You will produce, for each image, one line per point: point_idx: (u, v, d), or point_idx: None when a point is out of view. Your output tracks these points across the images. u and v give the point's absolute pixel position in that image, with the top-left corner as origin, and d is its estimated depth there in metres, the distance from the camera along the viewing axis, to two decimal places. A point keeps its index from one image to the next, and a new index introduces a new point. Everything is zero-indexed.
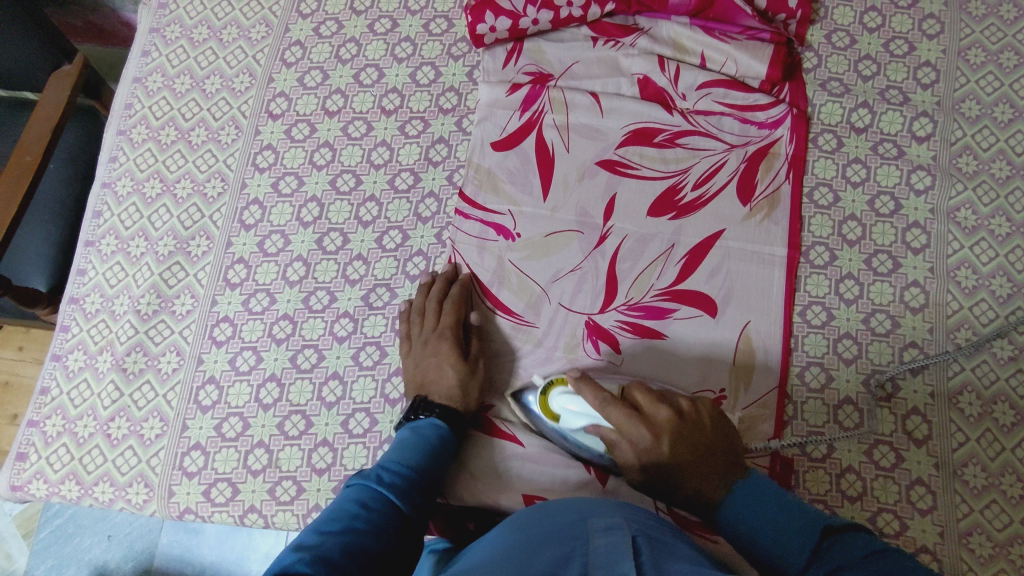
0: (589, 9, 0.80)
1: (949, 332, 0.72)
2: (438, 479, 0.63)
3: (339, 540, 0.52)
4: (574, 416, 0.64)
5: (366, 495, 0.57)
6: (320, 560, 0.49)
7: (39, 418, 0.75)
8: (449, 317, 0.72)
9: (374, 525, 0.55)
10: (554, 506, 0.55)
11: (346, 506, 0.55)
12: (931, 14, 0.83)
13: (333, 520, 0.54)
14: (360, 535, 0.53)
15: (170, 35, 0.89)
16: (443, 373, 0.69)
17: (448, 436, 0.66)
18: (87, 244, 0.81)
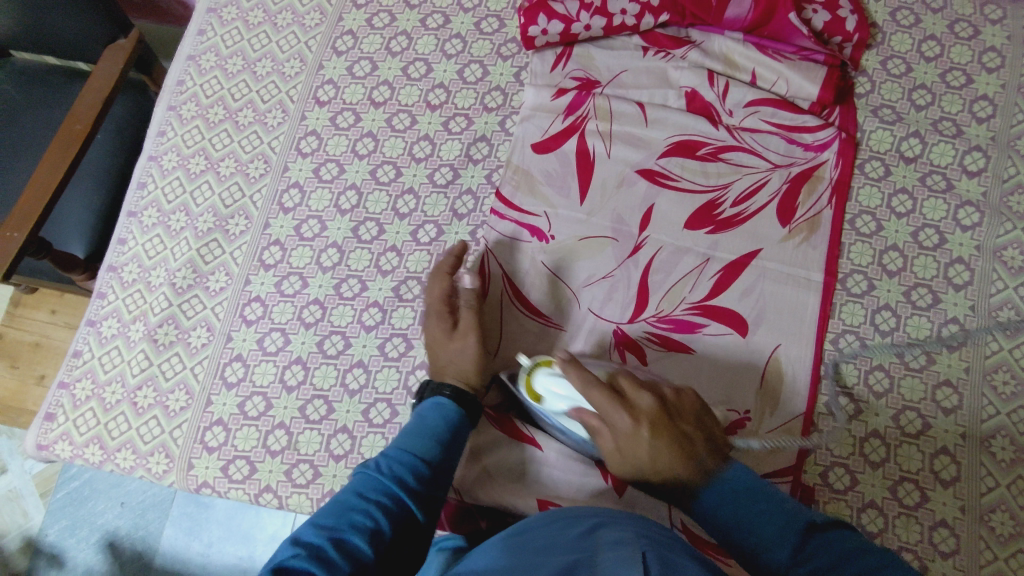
0: (642, 19, 0.80)
1: (987, 373, 0.70)
2: (449, 466, 0.64)
3: (335, 535, 0.53)
4: (555, 392, 0.65)
5: (369, 485, 0.59)
6: (315, 556, 0.51)
7: (70, 380, 0.77)
8: (445, 288, 0.73)
9: (375, 519, 0.56)
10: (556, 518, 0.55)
11: (348, 498, 0.57)
12: (992, 47, 0.81)
13: (335, 513, 0.56)
14: (359, 532, 0.54)
15: (226, 16, 0.91)
16: (439, 340, 0.70)
17: (461, 419, 0.66)
18: (130, 215, 0.83)
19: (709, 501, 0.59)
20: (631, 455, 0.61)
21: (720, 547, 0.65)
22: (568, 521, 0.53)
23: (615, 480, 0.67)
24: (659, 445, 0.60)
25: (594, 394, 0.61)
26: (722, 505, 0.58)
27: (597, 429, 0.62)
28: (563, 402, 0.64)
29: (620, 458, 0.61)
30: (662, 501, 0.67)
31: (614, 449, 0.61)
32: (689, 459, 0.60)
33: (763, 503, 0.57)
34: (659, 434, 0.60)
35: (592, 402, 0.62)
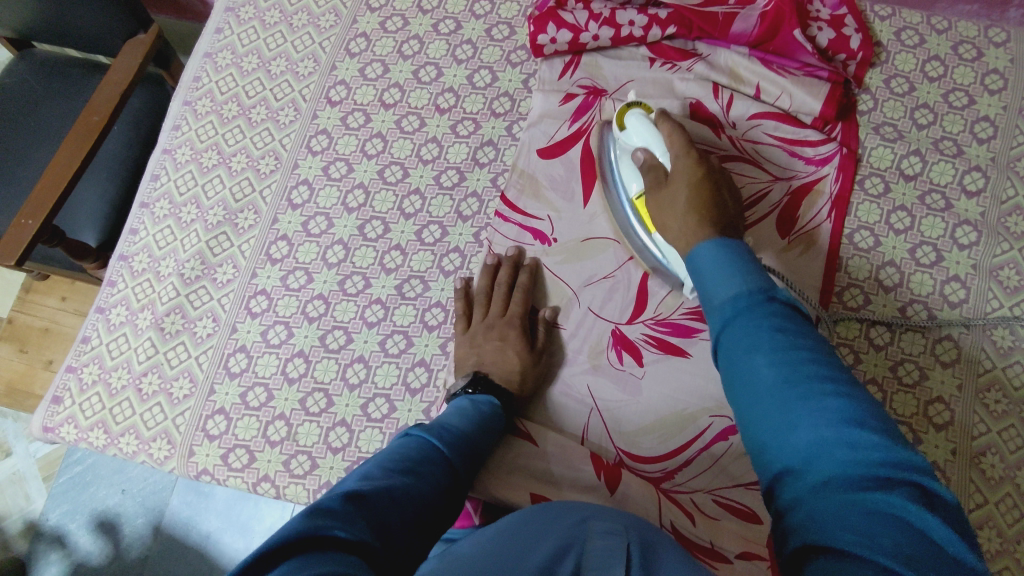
0: (650, 30, 0.82)
1: (979, 391, 0.71)
2: (486, 452, 0.63)
3: (403, 480, 0.51)
4: (634, 129, 0.72)
5: (425, 446, 0.57)
6: (384, 492, 0.49)
7: (77, 364, 0.79)
8: (518, 305, 0.74)
9: (431, 475, 0.54)
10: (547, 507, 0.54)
11: (409, 451, 0.56)
12: (995, 70, 0.82)
13: (395, 460, 0.54)
14: (420, 481, 0.53)
15: (244, 15, 0.93)
16: (503, 353, 0.71)
17: (502, 416, 0.67)
18: (142, 206, 0.85)
19: (699, 259, 0.53)
20: (665, 202, 0.65)
21: (708, 548, 0.66)
22: (560, 510, 0.53)
23: (608, 476, 0.69)
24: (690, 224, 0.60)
25: (674, 137, 0.68)
26: (702, 271, 0.53)
27: (667, 179, 0.67)
28: (641, 137, 0.71)
29: (678, 168, 0.66)
30: (652, 500, 0.68)
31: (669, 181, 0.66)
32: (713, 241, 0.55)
33: (736, 270, 0.51)
34: (696, 182, 0.63)
35: (666, 145, 0.69)
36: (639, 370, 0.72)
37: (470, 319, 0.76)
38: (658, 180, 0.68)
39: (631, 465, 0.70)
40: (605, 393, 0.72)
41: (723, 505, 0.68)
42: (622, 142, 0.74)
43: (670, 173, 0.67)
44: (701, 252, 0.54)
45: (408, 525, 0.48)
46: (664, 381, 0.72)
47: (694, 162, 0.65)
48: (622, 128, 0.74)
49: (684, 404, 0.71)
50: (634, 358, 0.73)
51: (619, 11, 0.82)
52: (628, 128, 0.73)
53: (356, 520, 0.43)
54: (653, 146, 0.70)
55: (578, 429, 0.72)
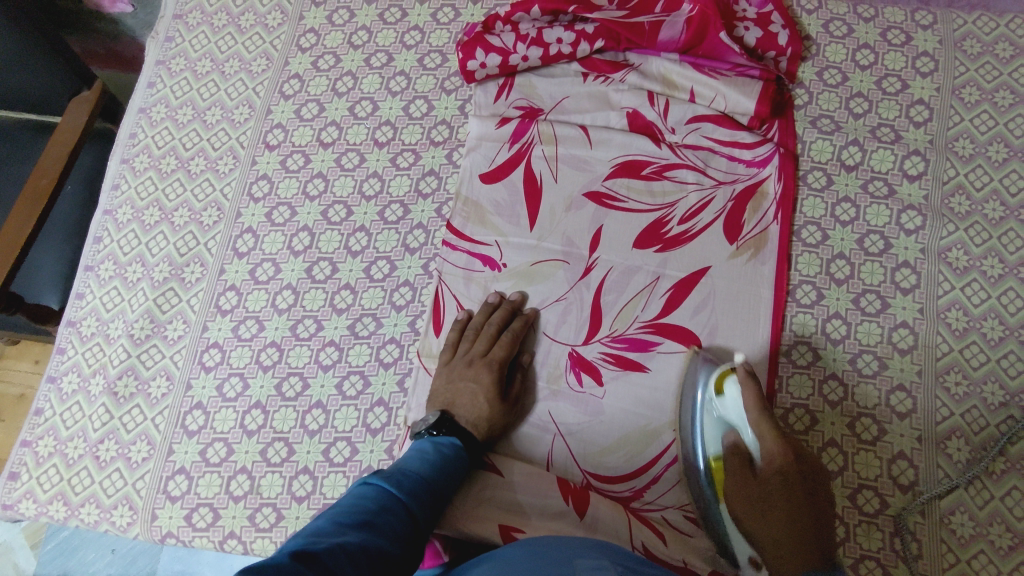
0: (578, 46, 0.81)
1: (938, 375, 0.71)
2: (446, 496, 0.62)
3: (355, 533, 0.51)
4: (732, 399, 0.67)
5: (383, 495, 0.56)
6: (337, 547, 0.48)
7: (32, 438, 0.77)
8: (501, 350, 0.72)
9: (388, 526, 0.54)
10: (528, 544, 0.55)
11: (364, 501, 0.55)
12: (925, 52, 0.83)
13: (348, 513, 0.53)
14: (376, 535, 0.52)
15: (175, 67, 0.92)
16: (476, 401, 0.70)
17: (466, 460, 0.66)
18: (86, 269, 0.84)
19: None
20: (755, 498, 0.63)
21: (682, 568, 0.65)
22: (538, 550, 0.54)
23: (575, 501, 0.67)
24: (784, 536, 0.60)
25: (763, 428, 0.64)
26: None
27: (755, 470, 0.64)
28: (737, 416, 0.67)
29: (768, 464, 0.63)
30: (622, 520, 0.66)
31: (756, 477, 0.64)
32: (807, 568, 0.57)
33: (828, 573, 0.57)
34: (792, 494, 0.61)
35: (754, 427, 0.65)
36: (599, 389, 0.72)
37: (456, 348, 0.74)
38: (744, 470, 0.64)
39: (598, 487, 0.70)
40: (567, 417, 0.72)
41: (694, 520, 0.68)
42: (714, 406, 0.68)
43: (761, 469, 0.64)
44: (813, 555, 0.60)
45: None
46: (625, 399, 0.71)
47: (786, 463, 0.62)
48: (720, 392, 0.68)
49: (647, 420, 0.71)
50: (593, 378, 0.72)
51: (546, 30, 0.82)
52: (726, 402, 0.67)
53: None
54: (743, 431, 0.66)
55: (542, 456, 0.71)
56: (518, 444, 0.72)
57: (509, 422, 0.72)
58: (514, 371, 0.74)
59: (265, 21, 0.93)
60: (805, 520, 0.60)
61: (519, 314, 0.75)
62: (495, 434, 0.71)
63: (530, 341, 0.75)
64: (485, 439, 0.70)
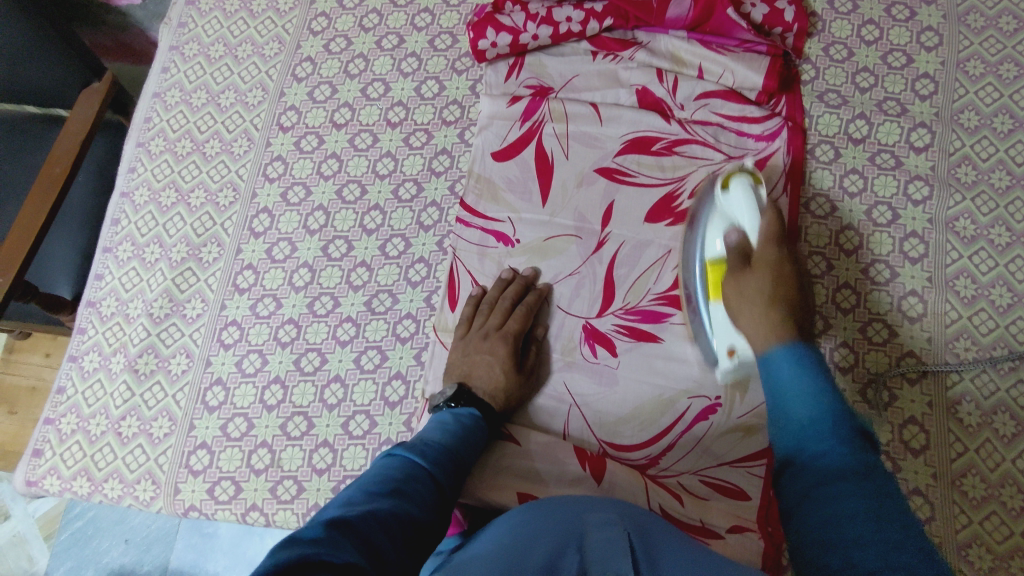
0: (587, 25, 0.83)
1: (948, 341, 0.72)
2: (468, 465, 0.63)
3: (384, 501, 0.51)
4: (738, 201, 0.67)
5: (408, 464, 0.57)
6: (368, 514, 0.49)
7: (54, 416, 0.78)
8: (516, 322, 0.73)
9: (415, 493, 0.54)
10: (536, 506, 0.55)
11: (390, 471, 0.56)
12: (929, 27, 0.84)
13: (376, 482, 0.54)
14: (405, 501, 0.53)
15: (188, 52, 0.93)
16: (492, 371, 0.71)
17: (485, 430, 0.67)
18: (105, 251, 0.85)
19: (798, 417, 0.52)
20: (747, 288, 0.64)
21: (698, 527, 0.67)
22: (550, 510, 0.54)
23: (592, 467, 0.69)
24: (770, 325, 0.61)
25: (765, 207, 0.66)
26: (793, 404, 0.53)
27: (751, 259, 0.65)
28: (738, 211, 0.67)
29: (762, 249, 0.65)
30: (639, 484, 0.68)
31: (753, 270, 0.65)
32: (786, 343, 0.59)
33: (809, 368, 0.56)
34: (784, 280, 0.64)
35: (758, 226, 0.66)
36: (613, 360, 0.73)
37: (471, 323, 0.75)
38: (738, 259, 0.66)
39: (615, 455, 0.71)
40: (582, 388, 0.73)
41: (710, 486, 0.69)
42: (720, 204, 0.70)
43: (755, 260, 0.65)
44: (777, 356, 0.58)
45: (393, 542, 0.48)
46: (640, 369, 0.72)
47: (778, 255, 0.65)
48: (725, 188, 0.69)
49: (661, 390, 0.72)
50: (607, 349, 0.73)
51: (556, 9, 0.83)
52: (730, 198, 0.68)
53: (341, 543, 0.44)
54: (743, 225, 0.67)
55: (558, 426, 0.73)
56: (534, 417, 0.73)
57: (525, 393, 0.73)
58: (529, 344, 0.75)
59: (277, 6, 0.94)
60: (790, 291, 0.64)
61: (533, 288, 0.76)
62: (512, 406, 0.72)
63: (543, 315, 0.76)
64: (503, 409, 0.71)
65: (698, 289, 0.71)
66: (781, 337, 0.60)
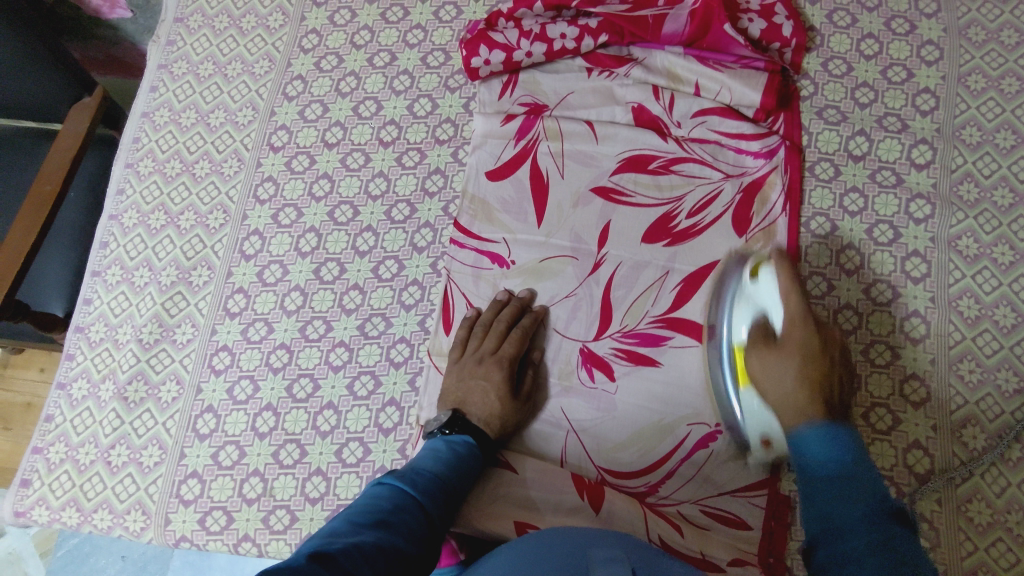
0: (582, 41, 0.81)
1: (952, 363, 0.71)
2: (461, 494, 0.62)
3: (371, 533, 0.50)
4: (764, 285, 0.66)
5: (398, 494, 0.56)
6: (353, 548, 0.48)
7: (43, 445, 0.77)
8: (511, 346, 0.72)
9: (403, 525, 0.53)
10: (542, 535, 0.55)
11: (378, 502, 0.55)
12: (930, 41, 0.83)
13: (363, 514, 0.53)
14: (392, 534, 0.52)
15: (177, 71, 0.92)
16: (487, 398, 0.70)
17: (479, 457, 0.66)
18: (93, 274, 0.83)
19: (805, 436, 0.60)
20: (773, 370, 0.63)
21: (698, 558, 0.65)
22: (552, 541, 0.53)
23: (591, 496, 0.67)
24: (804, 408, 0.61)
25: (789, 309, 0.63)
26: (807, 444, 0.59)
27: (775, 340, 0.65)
28: (767, 300, 0.66)
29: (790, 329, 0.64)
30: (638, 515, 0.66)
31: (778, 349, 0.64)
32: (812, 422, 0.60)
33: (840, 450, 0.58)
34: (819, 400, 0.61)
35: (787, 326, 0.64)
36: (611, 385, 0.72)
37: (465, 346, 0.74)
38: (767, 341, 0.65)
39: (614, 482, 0.69)
40: (580, 413, 0.72)
41: (710, 515, 0.68)
42: (749, 293, 0.68)
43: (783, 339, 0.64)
44: (804, 433, 0.60)
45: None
46: (638, 394, 0.71)
47: (811, 335, 0.64)
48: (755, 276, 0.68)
49: (660, 415, 0.70)
50: (605, 373, 0.72)
51: (549, 26, 0.82)
52: (759, 287, 0.67)
53: None
54: (774, 317, 0.66)
55: (556, 452, 0.71)
56: (531, 444, 0.72)
57: (521, 419, 0.72)
58: (525, 367, 0.73)
59: (267, 23, 0.93)
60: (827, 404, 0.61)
61: (529, 311, 0.74)
62: (508, 432, 0.70)
63: (539, 337, 0.75)
64: (498, 436, 0.70)
65: (725, 372, 0.69)
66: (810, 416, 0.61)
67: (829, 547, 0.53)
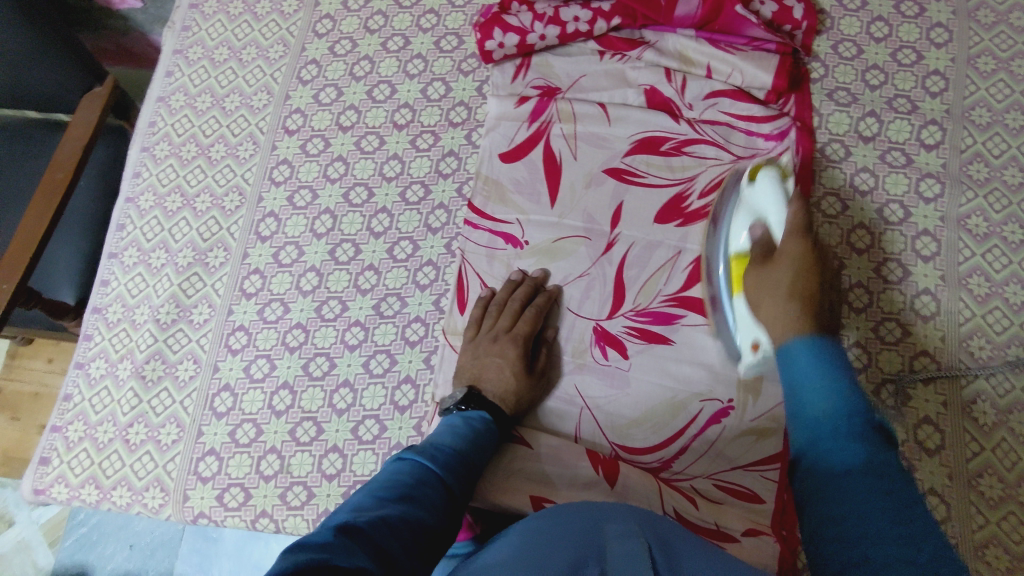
0: (595, 24, 0.82)
1: (962, 340, 0.71)
2: (479, 468, 0.63)
3: (396, 505, 0.51)
4: (762, 194, 0.68)
5: (419, 468, 0.57)
6: (379, 520, 0.48)
7: (62, 423, 0.78)
8: (526, 325, 0.72)
9: (426, 498, 0.54)
10: (555, 510, 0.55)
11: (401, 475, 0.55)
12: (939, 23, 0.83)
13: (386, 487, 0.53)
14: (416, 506, 0.52)
15: (193, 56, 0.92)
16: (503, 374, 0.70)
17: (496, 433, 0.66)
18: (110, 256, 0.84)
19: (793, 349, 0.55)
20: (767, 314, 0.61)
21: (714, 530, 0.66)
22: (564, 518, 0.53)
23: (605, 470, 0.68)
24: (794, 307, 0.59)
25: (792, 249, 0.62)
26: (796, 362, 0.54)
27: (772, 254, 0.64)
28: (763, 202, 0.68)
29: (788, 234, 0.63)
30: (653, 489, 0.67)
31: (774, 261, 0.63)
32: (802, 333, 0.56)
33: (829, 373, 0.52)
34: (808, 266, 0.61)
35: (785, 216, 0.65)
36: (624, 362, 0.72)
37: (480, 325, 0.75)
38: (764, 253, 0.65)
39: (627, 458, 0.70)
40: (594, 390, 0.72)
41: (723, 489, 0.68)
42: (748, 197, 0.70)
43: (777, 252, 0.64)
44: (794, 347, 0.55)
45: (403, 549, 0.47)
46: (651, 372, 0.72)
47: (804, 246, 0.62)
48: (752, 181, 0.70)
49: (673, 392, 0.71)
50: (618, 351, 0.73)
51: (563, 9, 0.83)
52: (757, 190, 0.69)
53: (352, 550, 0.43)
54: (771, 218, 0.67)
55: (570, 429, 0.72)
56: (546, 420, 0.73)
57: (536, 397, 0.72)
58: (539, 346, 0.74)
59: (281, 8, 0.93)
60: (818, 287, 0.60)
61: (542, 290, 0.75)
62: (524, 408, 0.71)
63: (553, 316, 0.75)
64: (513, 412, 0.71)
65: (722, 282, 0.71)
66: (802, 328, 0.57)
67: (824, 477, 0.46)
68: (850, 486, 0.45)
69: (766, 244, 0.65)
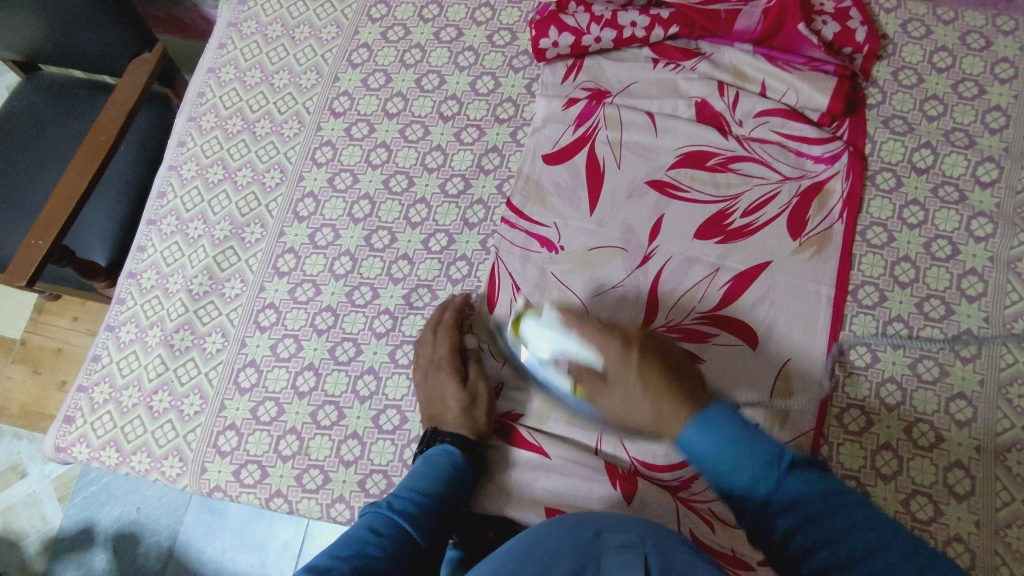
0: (652, 31, 0.81)
1: (1002, 386, 0.69)
2: (453, 508, 0.64)
3: (349, 564, 0.54)
4: (540, 341, 0.68)
5: (380, 521, 0.59)
6: None
7: (88, 383, 0.79)
8: (445, 344, 0.72)
9: (384, 552, 0.57)
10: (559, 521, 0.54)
11: (360, 531, 0.58)
12: (1005, 58, 0.81)
13: (345, 546, 0.56)
14: (370, 564, 0.55)
15: (246, 30, 0.93)
16: (445, 400, 0.69)
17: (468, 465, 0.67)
18: (149, 223, 0.85)
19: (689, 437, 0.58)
20: (617, 406, 0.64)
21: (729, 555, 0.64)
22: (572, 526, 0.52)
23: (622, 486, 0.67)
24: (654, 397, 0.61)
25: (611, 347, 0.65)
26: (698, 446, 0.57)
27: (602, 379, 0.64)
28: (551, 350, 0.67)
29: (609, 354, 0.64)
30: (670, 508, 0.66)
31: (607, 387, 0.64)
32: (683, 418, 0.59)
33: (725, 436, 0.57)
34: (644, 347, 0.64)
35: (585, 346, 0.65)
36: None
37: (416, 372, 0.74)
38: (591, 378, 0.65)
39: (647, 474, 0.68)
40: None
41: None
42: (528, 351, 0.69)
43: (605, 373, 0.64)
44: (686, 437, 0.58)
45: None
46: None
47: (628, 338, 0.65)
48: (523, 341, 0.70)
49: None
50: None
51: (620, 13, 0.82)
52: (534, 341, 0.69)
53: None
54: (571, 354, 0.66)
55: (591, 440, 0.70)
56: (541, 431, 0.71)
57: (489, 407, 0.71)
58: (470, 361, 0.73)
59: None
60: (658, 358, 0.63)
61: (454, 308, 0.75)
62: (482, 420, 0.70)
63: None
64: (475, 429, 0.69)
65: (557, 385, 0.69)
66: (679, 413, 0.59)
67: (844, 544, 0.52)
68: (833, 511, 0.54)
69: (582, 373, 0.66)
